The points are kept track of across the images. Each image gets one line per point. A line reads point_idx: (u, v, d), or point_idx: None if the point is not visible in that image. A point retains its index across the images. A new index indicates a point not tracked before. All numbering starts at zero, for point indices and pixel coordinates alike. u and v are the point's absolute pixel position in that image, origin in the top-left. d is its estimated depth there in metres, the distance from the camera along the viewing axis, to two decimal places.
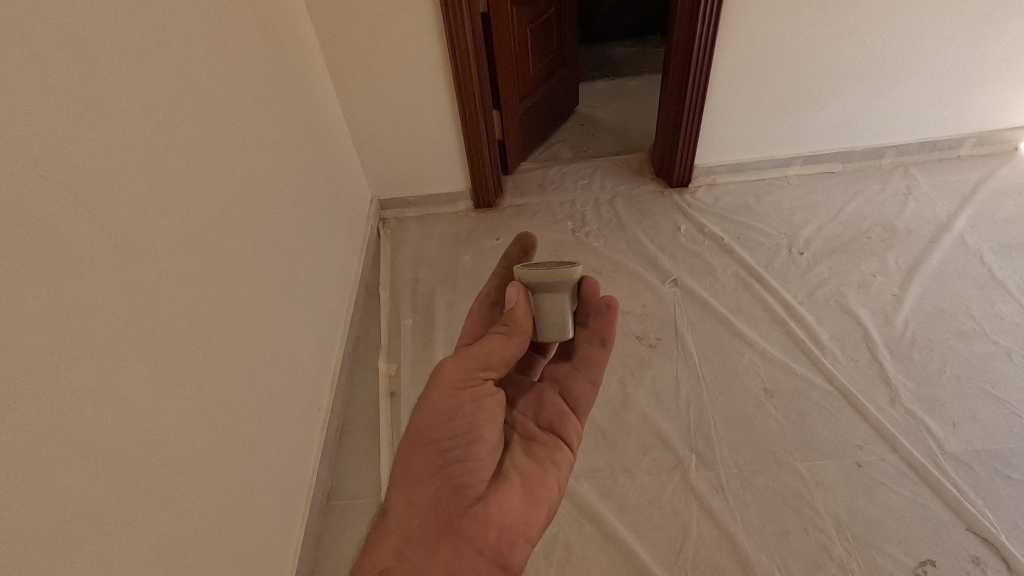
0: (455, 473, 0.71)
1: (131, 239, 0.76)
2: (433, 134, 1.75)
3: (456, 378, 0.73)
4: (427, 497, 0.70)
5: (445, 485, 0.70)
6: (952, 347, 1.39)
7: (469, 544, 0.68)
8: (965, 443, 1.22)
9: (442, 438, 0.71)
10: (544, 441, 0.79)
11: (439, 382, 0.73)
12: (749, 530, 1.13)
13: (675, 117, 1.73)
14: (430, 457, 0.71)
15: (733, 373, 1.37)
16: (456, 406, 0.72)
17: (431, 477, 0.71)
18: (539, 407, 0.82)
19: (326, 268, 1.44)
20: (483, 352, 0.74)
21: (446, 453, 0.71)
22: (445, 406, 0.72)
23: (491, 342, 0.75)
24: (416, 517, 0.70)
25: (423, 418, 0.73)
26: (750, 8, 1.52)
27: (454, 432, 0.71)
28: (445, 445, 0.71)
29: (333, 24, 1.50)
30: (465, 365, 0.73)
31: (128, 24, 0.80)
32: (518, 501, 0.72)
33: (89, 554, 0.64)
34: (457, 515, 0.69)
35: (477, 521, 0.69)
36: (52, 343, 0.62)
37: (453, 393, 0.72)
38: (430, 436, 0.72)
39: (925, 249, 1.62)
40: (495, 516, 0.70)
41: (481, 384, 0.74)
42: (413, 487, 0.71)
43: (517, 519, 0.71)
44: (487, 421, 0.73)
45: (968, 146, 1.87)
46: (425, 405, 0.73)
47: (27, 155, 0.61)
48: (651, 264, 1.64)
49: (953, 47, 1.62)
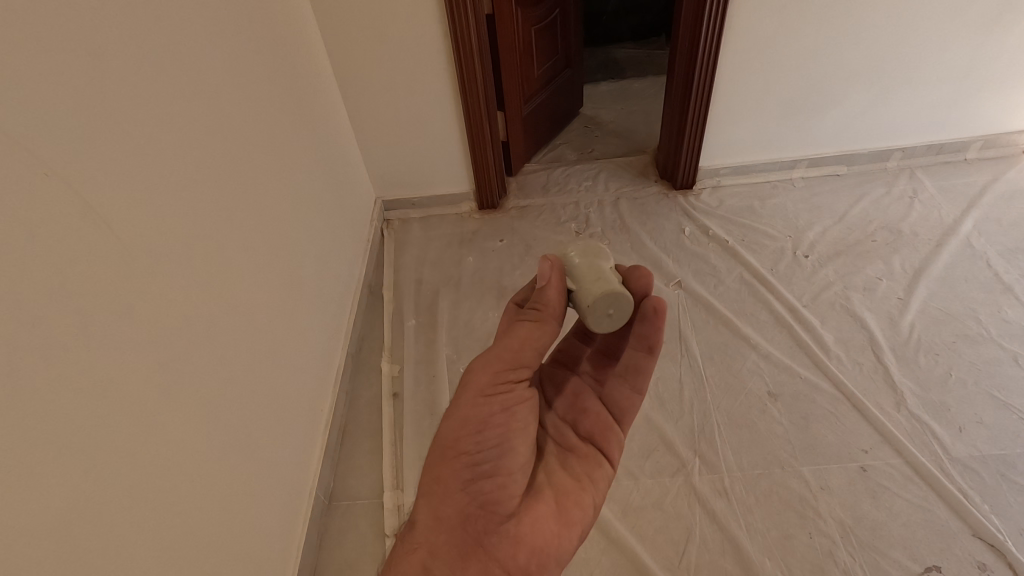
0: (485, 487, 0.69)
1: (135, 237, 0.76)
2: (437, 135, 1.75)
3: (486, 384, 0.70)
4: (454, 512, 0.69)
5: (473, 500, 0.69)
6: (957, 351, 1.38)
7: (497, 565, 0.68)
8: (971, 448, 1.22)
9: (470, 450, 0.69)
10: (582, 456, 0.79)
11: (467, 388, 0.71)
12: (753, 534, 1.12)
13: (679, 119, 1.73)
14: (457, 468, 0.69)
15: (737, 376, 1.37)
16: (485, 414, 0.70)
17: (459, 491, 0.69)
18: (581, 415, 0.81)
19: (330, 269, 1.44)
20: (512, 354, 0.71)
21: (475, 466, 0.69)
22: (476, 415, 0.70)
23: (519, 331, 0.71)
24: (441, 532, 0.69)
25: (453, 427, 0.70)
26: (755, 9, 1.51)
27: (483, 444, 0.69)
28: (474, 457, 0.69)
29: (337, 24, 1.51)
30: (493, 368, 0.71)
31: (134, 24, 0.81)
32: (550, 521, 0.72)
33: (91, 550, 0.64)
34: (487, 532, 0.69)
35: (507, 539, 0.69)
36: (55, 340, 0.62)
37: (481, 401, 0.70)
38: (458, 448, 0.70)
39: (932, 252, 1.61)
40: (527, 537, 0.70)
41: (512, 390, 0.71)
42: (440, 501, 0.70)
43: (549, 540, 0.71)
44: (517, 431, 0.72)
45: (975, 149, 1.85)
46: (453, 413, 0.71)
47: (32, 153, 0.62)
48: (655, 266, 1.63)
49: (959, 49, 1.62)
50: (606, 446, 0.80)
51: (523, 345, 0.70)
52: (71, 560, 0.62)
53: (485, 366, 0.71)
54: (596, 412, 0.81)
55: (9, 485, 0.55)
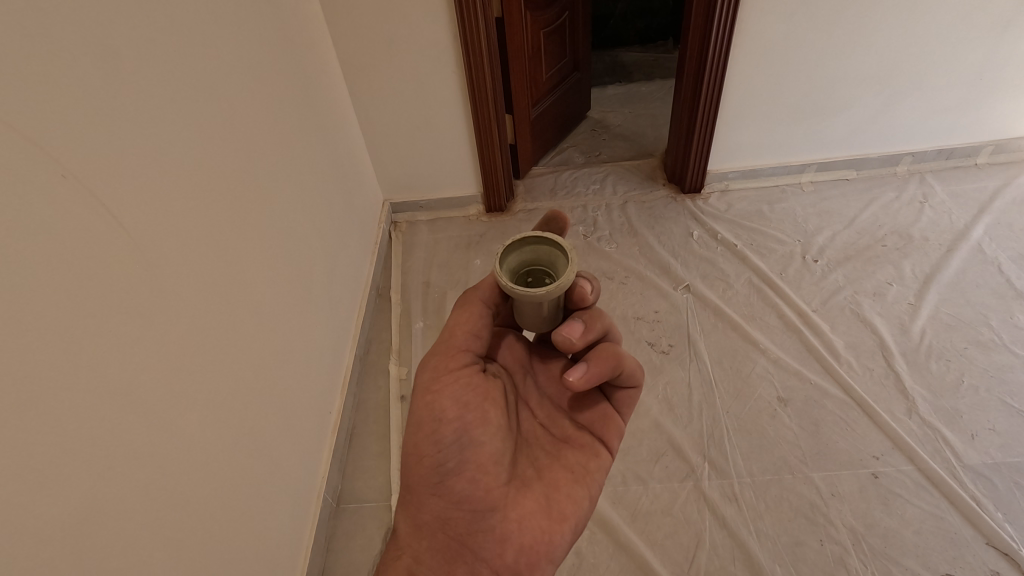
0: (455, 489, 0.71)
1: (150, 240, 0.77)
2: (444, 138, 1.75)
3: (429, 384, 0.71)
4: (433, 517, 0.73)
5: (448, 503, 0.72)
6: (969, 357, 1.37)
7: (483, 564, 0.70)
8: (984, 456, 1.20)
9: (431, 454, 0.71)
10: (577, 446, 0.77)
11: (417, 394, 0.72)
12: (763, 540, 1.11)
13: (688, 122, 1.73)
14: (425, 474, 0.72)
15: (746, 381, 1.36)
16: (439, 415, 0.70)
17: (431, 495, 0.72)
18: (577, 405, 0.78)
19: (338, 271, 1.44)
20: (446, 349, 0.72)
21: (439, 468, 0.71)
22: (426, 416, 0.71)
23: (451, 323, 0.73)
24: (424, 538, 0.73)
25: (412, 432, 0.73)
26: (765, 14, 1.51)
27: (441, 446, 0.70)
28: (435, 460, 0.71)
29: (347, 27, 1.51)
30: (433, 368, 0.72)
31: (148, 28, 0.81)
32: (536, 513, 0.71)
33: (105, 552, 0.65)
34: (468, 534, 0.71)
35: (489, 536, 0.70)
36: (71, 343, 0.63)
37: (431, 402, 0.71)
38: (418, 454, 0.72)
39: (943, 257, 1.60)
40: (512, 534, 0.70)
41: (459, 382, 0.71)
42: (417, 509, 0.74)
43: (537, 537, 0.70)
44: (478, 424, 0.71)
45: (985, 154, 1.85)
46: (411, 419, 0.73)
47: (50, 157, 0.63)
48: (663, 270, 1.63)
49: (970, 55, 1.61)
50: (606, 435, 0.78)
51: (454, 338, 0.72)
52: (76, 564, 0.61)
53: (428, 367, 0.72)
54: (589, 398, 0.78)
55: (14, 487, 0.55)
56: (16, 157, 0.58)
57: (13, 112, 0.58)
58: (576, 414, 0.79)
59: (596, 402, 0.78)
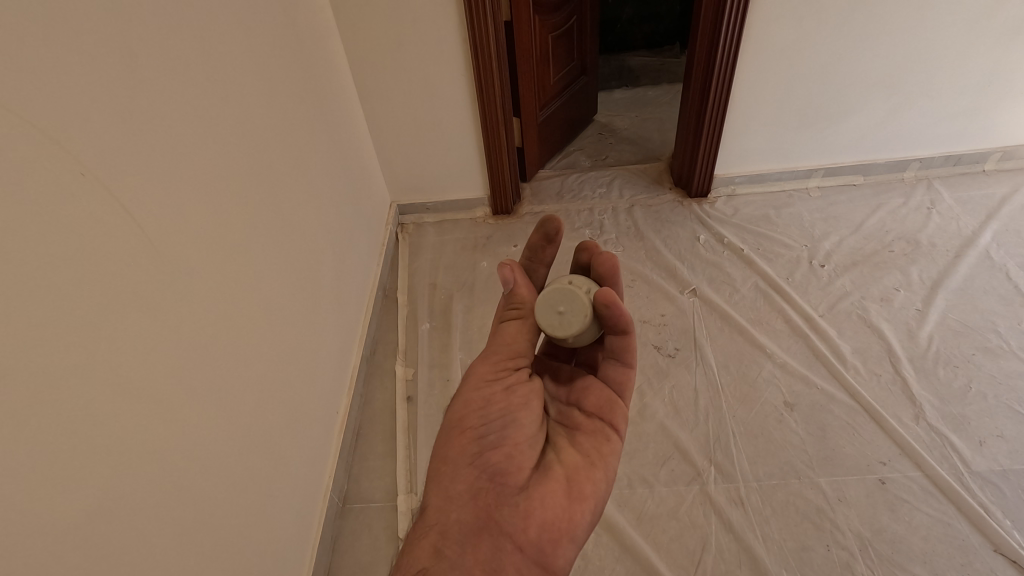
0: (492, 461, 0.71)
1: (166, 239, 0.78)
2: (452, 140, 1.76)
3: (487, 370, 0.76)
4: (463, 491, 0.70)
5: (482, 474, 0.71)
6: (976, 363, 1.37)
7: (509, 540, 0.67)
8: (991, 462, 1.20)
9: (474, 426, 0.73)
10: (589, 430, 0.77)
11: (470, 375, 0.76)
12: (769, 545, 1.11)
13: (695, 126, 1.73)
14: (464, 445, 0.72)
15: (753, 385, 1.36)
16: (488, 395, 0.74)
17: (467, 467, 0.71)
18: (584, 394, 0.80)
19: (346, 271, 1.45)
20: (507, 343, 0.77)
21: (480, 440, 0.72)
22: (476, 394, 0.74)
23: (507, 328, 0.77)
24: (453, 511, 0.70)
25: (457, 409, 0.75)
26: (773, 19, 1.51)
27: (486, 418, 0.73)
28: (477, 432, 0.72)
29: (357, 29, 1.52)
30: (491, 356, 0.77)
31: (164, 30, 0.82)
32: (562, 494, 0.70)
33: (116, 548, 0.66)
34: (499, 508, 0.69)
35: (518, 512, 0.69)
36: (88, 342, 0.64)
37: (483, 384, 0.75)
38: (462, 426, 0.73)
39: (950, 263, 1.59)
40: (537, 511, 0.69)
41: (512, 373, 0.76)
42: (449, 482, 0.71)
43: (560, 516, 0.69)
44: (520, 408, 0.75)
45: (993, 160, 1.84)
46: (458, 397, 0.76)
47: (70, 156, 0.64)
48: (670, 274, 1.63)
49: (978, 62, 1.61)
50: (616, 420, 0.78)
51: (514, 337, 0.77)
52: (81, 561, 0.61)
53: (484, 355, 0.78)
54: (592, 387, 0.80)
55: (23, 482, 0.55)
56: (29, 151, 0.59)
57: (26, 106, 0.59)
58: (582, 403, 0.80)
59: (597, 388, 0.80)
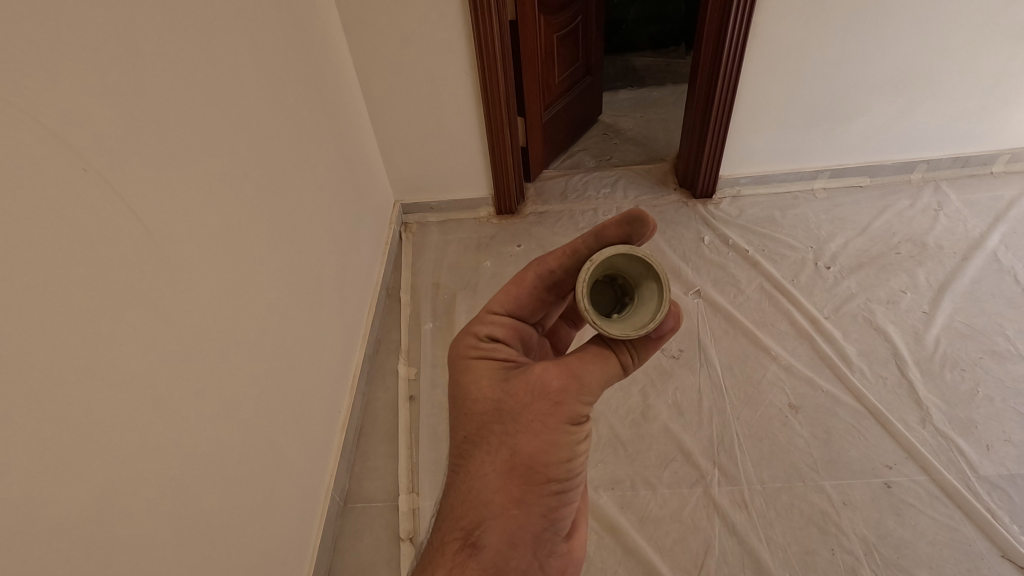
0: (561, 512, 0.67)
1: (172, 238, 0.79)
2: (456, 140, 1.76)
3: (576, 411, 0.65)
4: (528, 538, 0.65)
5: (548, 524, 0.66)
6: (984, 366, 1.36)
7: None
8: (998, 467, 1.19)
9: (559, 478, 0.65)
10: None
11: (560, 412, 0.64)
12: (773, 549, 1.10)
13: (701, 126, 1.72)
14: (542, 493, 0.65)
15: (757, 388, 1.35)
16: (577, 439, 0.66)
17: (538, 514, 0.65)
18: None
19: (349, 270, 1.44)
20: (603, 388, 0.66)
21: (559, 492, 0.66)
22: (563, 440, 0.64)
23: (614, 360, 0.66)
24: (514, 558, 0.64)
25: (535, 449, 0.64)
26: (781, 19, 1.50)
27: (572, 468, 0.66)
28: (560, 484, 0.66)
29: (362, 28, 1.52)
30: (583, 393, 0.65)
31: (170, 30, 0.83)
32: (586, 531, 0.74)
33: (120, 546, 0.66)
34: (549, 553, 0.67)
35: (562, 556, 0.68)
36: (94, 339, 0.64)
37: (571, 427, 0.65)
38: (547, 473, 0.64)
39: (958, 266, 1.58)
40: (574, 553, 0.71)
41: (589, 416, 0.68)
42: (517, 527, 0.64)
43: (585, 552, 0.73)
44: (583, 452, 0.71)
45: (1001, 163, 1.83)
46: (541, 435, 0.64)
47: (75, 153, 0.64)
48: (675, 275, 1.62)
49: (989, 62, 1.59)
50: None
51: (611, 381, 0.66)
52: (82, 561, 0.61)
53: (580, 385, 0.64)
54: None
55: (25, 479, 0.55)
56: (31, 146, 0.58)
57: (28, 98, 0.58)
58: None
59: None
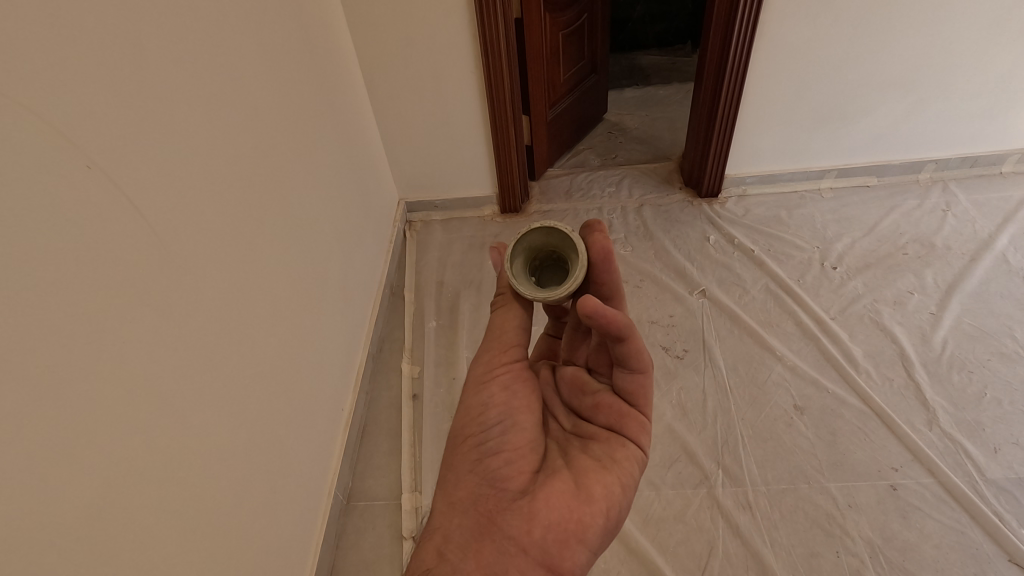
0: (492, 465, 0.71)
1: (177, 235, 0.79)
2: (461, 137, 1.75)
3: (479, 371, 0.77)
4: (464, 496, 0.71)
5: (482, 479, 0.71)
6: (992, 369, 1.34)
7: (511, 542, 0.66)
8: (1008, 470, 1.18)
9: (475, 433, 0.73)
10: (601, 439, 0.75)
11: (468, 382, 0.77)
12: (777, 550, 1.10)
13: (707, 124, 1.71)
14: (465, 452, 0.73)
15: (762, 388, 1.34)
16: (486, 398, 0.75)
17: (467, 470, 0.72)
18: (597, 409, 0.77)
19: (352, 268, 1.43)
20: (496, 336, 0.78)
21: (482, 446, 0.73)
22: (474, 400, 0.75)
23: (497, 318, 0.79)
24: (455, 516, 0.70)
25: (459, 418, 0.76)
26: (788, 16, 1.49)
27: (485, 424, 0.73)
28: (479, 437, 0.73)
29: (366, 25, 1.51)
30: (484, 357, 0.78)
31: (172, 28, 0.82)
32: (569, 497, 0.69)
33: (123, 546, 0.66)
34: (499, 509, 0.69)
35: (518, 513, 0.68)
36: (98, 339, 0.64)
37: (480, 386, 0.76)
38: (464, 434, 0.74)
39: (967, 266, 1.57)
40: (541, 513, 0.67)
41: (505, 368, 0.77)
42: (452, 487, 0.72)
43: (566, 517, 0.67)
44: (521, 411, 0.75)
45: (1010, 162, 1.81)
46: (460, 406, 0.77)
47: (76, 148, 0.63)
48: (679, 275, 1.61)
49: (999, 61, 1.57)
50: (631, 431, 0.75)
51: (503, 327, 0.78)
52: (87, 560, 0.61)
53: (479, 356, 0.79)
54: (603, 398, 0.77)
55: (27, 478, 0.55)
56: (32, 139, 0.58)
57: (29, 93, 0.58)
58: (596, 415, 0.77)
59: (608, 399, 0.76)
